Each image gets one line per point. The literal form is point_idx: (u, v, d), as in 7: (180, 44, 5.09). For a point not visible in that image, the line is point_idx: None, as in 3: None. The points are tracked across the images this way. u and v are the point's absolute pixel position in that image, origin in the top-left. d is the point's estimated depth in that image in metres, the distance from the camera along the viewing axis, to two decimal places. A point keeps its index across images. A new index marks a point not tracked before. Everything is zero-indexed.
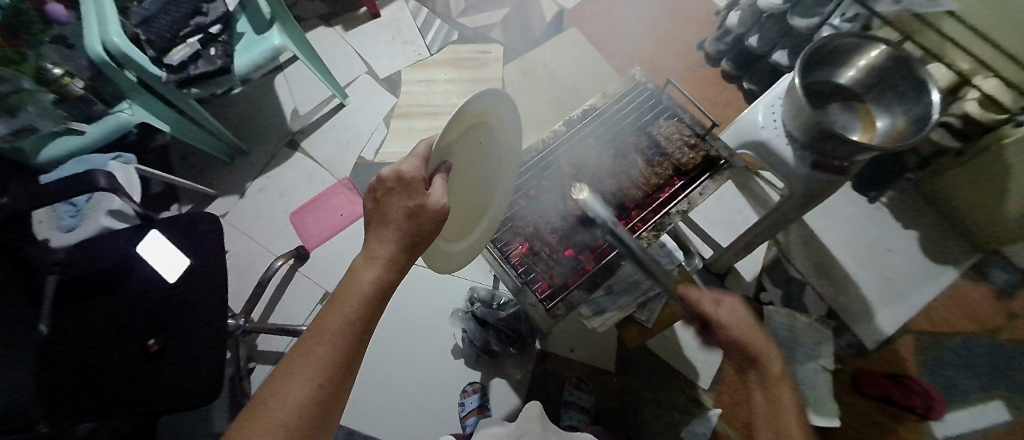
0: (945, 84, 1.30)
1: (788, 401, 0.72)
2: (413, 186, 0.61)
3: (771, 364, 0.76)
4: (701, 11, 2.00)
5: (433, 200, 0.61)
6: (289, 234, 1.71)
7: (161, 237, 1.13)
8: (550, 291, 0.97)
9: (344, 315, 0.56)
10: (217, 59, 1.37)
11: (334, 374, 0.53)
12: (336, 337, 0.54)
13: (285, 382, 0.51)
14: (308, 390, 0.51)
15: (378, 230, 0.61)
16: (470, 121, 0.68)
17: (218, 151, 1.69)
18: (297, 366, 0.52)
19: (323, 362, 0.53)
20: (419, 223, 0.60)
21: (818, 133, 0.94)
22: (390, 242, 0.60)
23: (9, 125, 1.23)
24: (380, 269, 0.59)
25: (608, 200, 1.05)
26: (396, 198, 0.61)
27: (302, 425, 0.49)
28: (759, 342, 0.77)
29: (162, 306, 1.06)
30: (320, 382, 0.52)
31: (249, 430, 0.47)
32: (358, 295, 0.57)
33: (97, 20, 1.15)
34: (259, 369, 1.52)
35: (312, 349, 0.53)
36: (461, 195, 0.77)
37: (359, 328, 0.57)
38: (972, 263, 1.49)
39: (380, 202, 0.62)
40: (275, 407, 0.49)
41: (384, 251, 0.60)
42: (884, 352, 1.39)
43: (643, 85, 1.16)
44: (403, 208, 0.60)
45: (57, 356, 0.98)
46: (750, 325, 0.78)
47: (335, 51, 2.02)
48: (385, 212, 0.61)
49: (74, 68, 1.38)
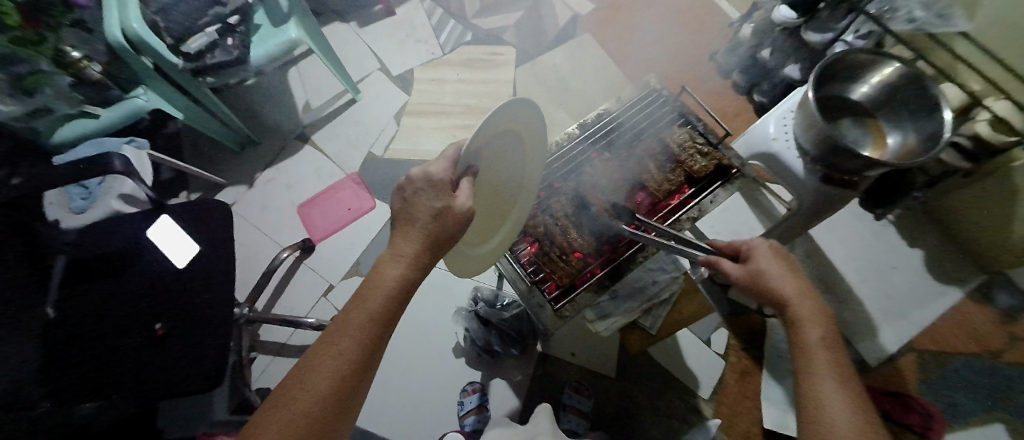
0: (957, 105, 1.31)
1: (823, 350, 0.63)
2: (442, 187, 0.62)
3: (800, 313, 0.69)
4: (714, 22, 2.00)
5: (459, 202, 0.62)
6: (296, 225, 1.72)
7: (172, 222, 1.13)
8: (558, 292, 0.97)
9: (368, 311, 0.57)
10: (234, 48, 1.38)
11: (355, 369, 0.54)
12: (360, 332, 0.56)
13: (309, 374, 0.52)
14: (330, 382, 0.52)
15: (404, 229, 0.62)
16: (502, 125, 0.69)
17: (229, 141, 1.71)
18: (321, 359, 0.54)
19: (345, 357, 0.54)
20: (445, 225, 0.61)
21: (830, 148, 0.94)
22: (415, 242, 0.61)
23: (25, 106, 1.24)
24: (405, 267, 0.60)
25: (615, 203, 1.03)
26: (423, 198, 0.62)
27: (321, 417, 0.51)
28: (790, 293, 0.71)
29: (170, 292, 1.07)
30: (341, 376, 0.53)
31: (274, 416, 0.50)
32: (382, 291, 0.59)
33: (117, 6, 1.17)
34: (260, 359, 1.53)
35: (335, 343, 0.55)
36: (489, 201, 0.79)
37: (382, 324, 0.58)
38: (977, 283, 1.49)
39: (408, 201, 0.64)
40: (299, 397, 0.51)
41: (410, 251, 0.61)
42: (885, 369, 1.39)
43: (657, 91, 1.16)
44: (431, 208, 0.61)
45: (64, 336, 0.99)
46: (782, 275, 0.74)
47: (350, 47, 2.04)
48: (412, 212, 0.62)
49: (90, 52, 1.37)
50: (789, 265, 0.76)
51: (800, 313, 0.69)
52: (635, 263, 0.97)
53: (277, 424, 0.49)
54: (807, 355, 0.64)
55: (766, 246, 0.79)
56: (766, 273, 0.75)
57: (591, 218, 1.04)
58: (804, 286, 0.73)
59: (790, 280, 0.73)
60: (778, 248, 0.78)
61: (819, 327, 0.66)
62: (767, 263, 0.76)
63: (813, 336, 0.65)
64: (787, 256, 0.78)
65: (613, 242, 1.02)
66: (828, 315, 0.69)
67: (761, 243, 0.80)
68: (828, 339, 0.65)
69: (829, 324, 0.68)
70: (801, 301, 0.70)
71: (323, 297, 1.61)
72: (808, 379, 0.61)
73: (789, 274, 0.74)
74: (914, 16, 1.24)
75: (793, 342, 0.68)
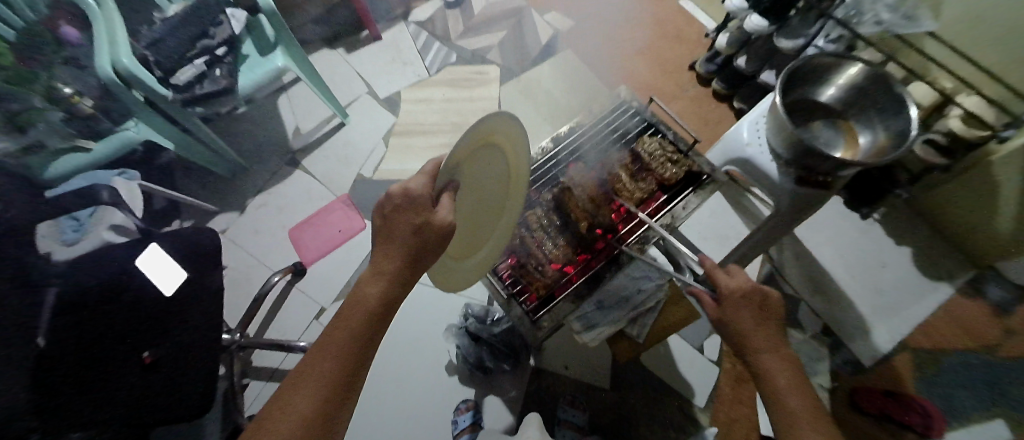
0: (929, 103, 1.33)
1: (798, 401, 0.64)
2: (420, 203, 0.63)
3: (776, 381, 0.66)
4: (690, 33, 2.07)
5: (440, 217, 0.63)
6: (287, 249, 1.73)
7: (161, 250, 1.13)
8: (538, 302, 0.98)
9: (349, 330, 0.59)
10: (222, 79, 1.42)
11: (338, 389, 0.56)
12: (343, 352, 0.58)
13: (291, 396, 0.55)
14: (312, 403, 0.54)
15: (384, 246, 0.64)
16: (479, 138, 0.70)
17: (219, 168, 1.74)
18: (303, 381, 0.56)
19: (327, 377, 0.56)
20: (426, 240, 0.62)
21: (802, 150, 0.96)
22: (395, 259, 0.62)
23: (17, 142, 1.26)
24: (386, 285, 0.62)
25: (587, 216, 1.03)
26: (402, 215, 0.63)
27: None
28: (761, 345, 0.70)
29: (160, 318, 1.08)
30: (324, 397, 0.55)
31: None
32: (364, 310, 0.61)
33: (107, 40, 1.21)
34: (253, 385, 1.52)
35: (317, 364, 0.57)
36: (469, 217, 0.81)
37: (365, 343, 0.60)
38: (967, 279, 1.49)
39: (387, 218, 0.64)
40: (281, 421, 0.52)
41: (391, 267, 0.62)
42: (880, 368, 1.38)
43: (628, 103, 1.20)
44: (410, 224, 0.62)
45: (55, 366, 0.98)
46: (754, 330, 0.71)
47: (338, 73, 2.09)
48: (391, 229, 0.63)
49: (82, 87, 1.40)
50: (759, 312, 0.73)
51: (776, 378, 0.67)
52: (613, 271, 0.99)
53: None
54: (784, 404, 0.64)
55: (737, 292, 0.75)
56: (736, 325, 0.73)
57: (566, 229, 1.04)
58: (776, 338, 0.71)
59: (759, 330, 0.71)
60: (749, 291, 0.74)
61: (788, 378, 0.66)
62: (740, 315, 0.73)
63: (781, 384, 0.66)
64: (760, 300, 0.74)
65: (590, 250, 1.03)
66: (796, 366, 0.69)
67: (738, 289, 0.75)
68: (812, 409, 0.63)
69: (797, 372, 0.68)
70: (778, 366, 0.68)
71: (315, 320, 1.61)
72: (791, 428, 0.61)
73: (759, 324, 0.72)
74: (880, 19, 1.27)
75: (768, 394, 0.67)
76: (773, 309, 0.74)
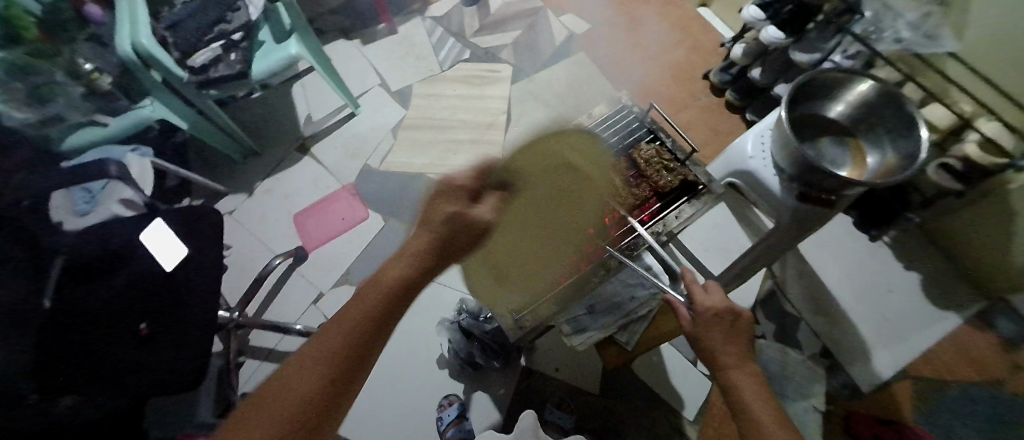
0: (944, 127, 1.30)
1: (764, 410, 0.67)
2: (459, 194, 0.69)
3: (746, 397, 0.70)
4: (707, 42, 2.04)
5: (474, 212, 0.67)
6: (291, 234, 1.76)
7: (163, 226, 1.17)
8: (523, 302, 1.00)
9: (363, 314, 0.60)
10: (237, 63, 1.46)
11: (345, 369, 0.58)
12: (353, 335, 0.59)
13: (298, 372, 0.56)
14: (317, 383, 0.56)
15: (418, 233, 0.66)
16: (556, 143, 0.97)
17: (231, 150, 1.77)
18: (311, 359, 0.57)
19: (334, 357, 0.57)
20: (457, 230, 0.65)
21: (806, 168, 0.93)
22: (423, 244, 0.64)
23: (38, 112, 1.33)
24: (408, 270, 0.63)
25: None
26: (445, 203, 0.67)
27: (304, 418, 0.54)
28: (728, 362, 0.74)
29: (157, 292, 1.10)
30: (330, 377, 0.56)
31: (264, 409, 0.55)
32: (382, 293, 0.61)
33: (128, 22, 1.24)
34: (248, 364, 1.55)
35: (326, 343, 0.58)
36: (522, 227, 0.88)
37: (373, 329, 0.60)
38: (976, 310, 1.44)
39: (431, 205, 0.68)
40: (286, 398, 0.54)
41: (420, 252, 0.64)
42: (878, 395, 1.35)
43: (629, 108, 1.21)
44: (445, 213, 0.65)
45: (59, 332, 1.02)
46: (724, 346, 0.76)
47: (352, 63, 2.12)
48: (428, 215, 0.67)
49: (103, 65, 1.42)
50: (729, 330, 0.77)
51: (746, 393, 0.70)
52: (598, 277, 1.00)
53: (264, 420, 0.53)
54: (750, 414, 0.68)
55: (710, 312, 0.78)
56: (708, 340, 0.77)
57: None
58: (742, 352, 0.76)
59: (728, 347, 0.75)
60: (721, 311, 0.77)
61: (754, 391, 0.70)
62: (710, 332, 0.77)
63: (747, 396, 0.70)
64: (732, 319, 0.78)
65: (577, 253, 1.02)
66: (762, 382, 0.73)
67: (710, 308, 0.79)
68: (780, 421, 0.66)
69: (762, 386, 0.72)
70: (745, 380, 0.72)
71: (313, 304, 1.63)
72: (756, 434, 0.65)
73: (727, 341, 0.76)
74: (900, 37, 1.23)
75: (737, 408, 0.71)
76: (742, 327, 0.78)
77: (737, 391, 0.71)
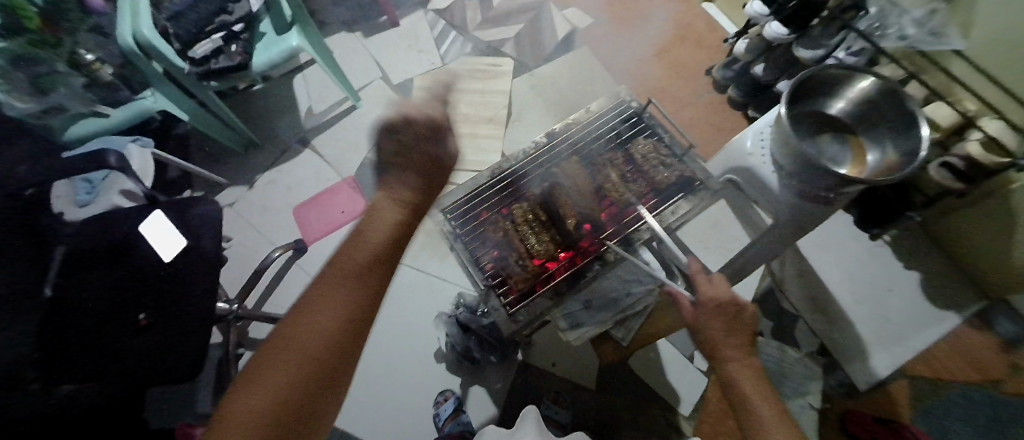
0: (947, 125, 1.29)
1: (763, 405, 0.67)
2: (428, 131, 0.74)
3: (750, 391, 0.69)
4: (711, 38, 2.02)
5: (447, 151, 0.75)
6: (291, 227, 1.77)
7: (164, 217, 1.17)
8: (516, 296, 0.97)
9: (370, 250, 0.62)
10: (237, 55, 1.45)
11: (364, 301, 0.59)
12: (365, 268, 0.61)
13: (316, 309, 0.56)
14: (339, 314, 0.57)
15: (400, 173, 0.71)
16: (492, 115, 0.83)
17: (232, 142, 1.78)
18: (328, 294, 0.58)
19: (351, 291, 0.59)
20: (437, 168, 0.73)
21: (805, 165, 0.93)
22: (411, 184, 0.70)
23: (41, 103, 1.33)
24: (403, 211, 0.68)
25: (575, 211, 1.05)
26: (421, 144, 0.73)
27: (336, 347, 0.55)
28: (731, 355, 0.74)
29: (157, 282, 1.11)
30: (351, 310, 0.58)
31: (285, 347, 0.53)
32: (384, 233, 0.65)
33: (131, 13, 1.24)
34: (248, 355, 1.56)
35: (342, 280, 0.59)
36: None
37: (383, 264, 0.63)
38: (977, 310, 1.44)
39: (405, 144, 0.72)
40: (311, 329, 0.55)
41: (406, 194, 0.69)
42: (875, 394, 1.35)
43: (628, 104, 1.20)
44: (425, 154, 0.72)
45: (58, 321, 1.03)
46: (728, 338, 0.75)
47: (354, 56, 2.12)
48: (404, 155, 0.72)
49: (106, 55, 1.45)
50: (732, 322, 0.76)
51: (749, 384, 0.70)
52: (594, 271, 0.98)
53: (288, 354, 0.53)
54: (751, 409, 0.67)
55: (714, 302, 0.79)
56: (710, 332, 0.77)
57: (549, 225, 1.06)
58: (744, 346, 0.75)
59: (731, 340, 0.75)
60: (726, 302, 0.78)
61: (755, 385, 0.70)
62: (715, 324, 0.77)
63: (748, 389, 0.70)
64: (735, 312, 0.78)
65: (573, 247, 1.03)
66: (763, 377, 0.73)
67: (714, 299, 0.79)
68: (780, 415, 0.66)
69: (761, 380, 0.72)
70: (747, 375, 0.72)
71: None
72: (756, 430, 0.65)
73: (730, 333, 0.75)
74: (905, 33, 1.23)
75: (738, 401, 0.70)
76: (746, 320, 0.78)
77: (738, 383, 0.71)
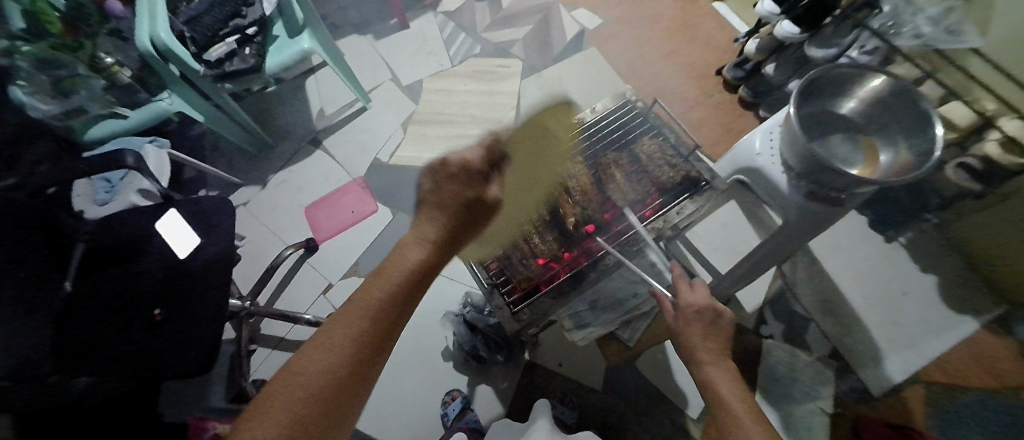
0: (963, 124, 1.25)
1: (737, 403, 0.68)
2: (473, 176, 0.67)
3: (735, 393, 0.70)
4: (721, 38, 2.01)
5: (491, 193, 0.68)
6: (302, 226, 1.80)
7: (178, 216, 1.21)
8: (517, 295, 0.99)
9: (386, 288, 0.58)
10: (251, 57, 1.48)
11: (372, 344, 0.54)
12: (379, 308, 0.56)
13: (320, 348, 0.52)
14: (344, 356, 0.52)
15: (429, 212, 0.66)
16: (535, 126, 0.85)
17: (246, 143, 1.81)
18: (334, 330, 0.53)
19: (360, 331, 0.54)
20: (472, 211, 0.67)
21: (813, 164, 0.92)
22: (438, 224, 0.64)
23: (63, 105, 1.38)
24: (427, 249, 0.62)
25: (577, 212, 1.05)
26: (457, 187, 0.66)
27: (335, 393, 0.51)
28: (704, 358, 0.76)
29: (170, 279, 1.13)
30: (356, 353, 0.53)
31: (282, 389, 0.49)
32: (402, 272, 0.59)
33: (148, 16, 1.29)
34: (259, 351, 1.59)
35: (351, 319, 0.54)
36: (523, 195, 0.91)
37: (398, 305, 0.58)
38: (996, 315, 1.40)
39: (440, 186, 0.67)
40: (312, 370, 0.50)
41: (434, 234, 0.64)
42: (889, 400, 1.32)
43: (632, 103, 1.20)
44: (462, 196, 0.66)
45: (75, 316, 1.07)
46: (702, 339, 0.78)
47: (365, 58, 2.15)
48: (438, 196, 0.66)
49: (123, 58, 1.48)
50: (709, 327, 0.79)
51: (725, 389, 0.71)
52: (599, 272, 0.99)
53: (282, 398, 0.49)
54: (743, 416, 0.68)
55: (693, 308, 0.82)
56: (687, 337, 0.80)
57: (552, 224, 1.06)
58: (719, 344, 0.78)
59: (707, 344, 0.77)
60: (703, 308, 0.81)
61: (732, 387, 0.71)
62: (692, 331, 0.79)
63: (743, 396, 0.70)
64: (712, 318, 0.80)
65: (575, 248, 1.04)
66: (737, 377, 0.74)
67: (692, 304, 0.82)
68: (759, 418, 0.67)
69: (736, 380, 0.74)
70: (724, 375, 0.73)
71: (323, 295, 1.66)
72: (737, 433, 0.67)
73: (707, 338, 0.78)
74: (920, 32, 1.20)
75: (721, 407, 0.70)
76: (724, 325, 0.81)
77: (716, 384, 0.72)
